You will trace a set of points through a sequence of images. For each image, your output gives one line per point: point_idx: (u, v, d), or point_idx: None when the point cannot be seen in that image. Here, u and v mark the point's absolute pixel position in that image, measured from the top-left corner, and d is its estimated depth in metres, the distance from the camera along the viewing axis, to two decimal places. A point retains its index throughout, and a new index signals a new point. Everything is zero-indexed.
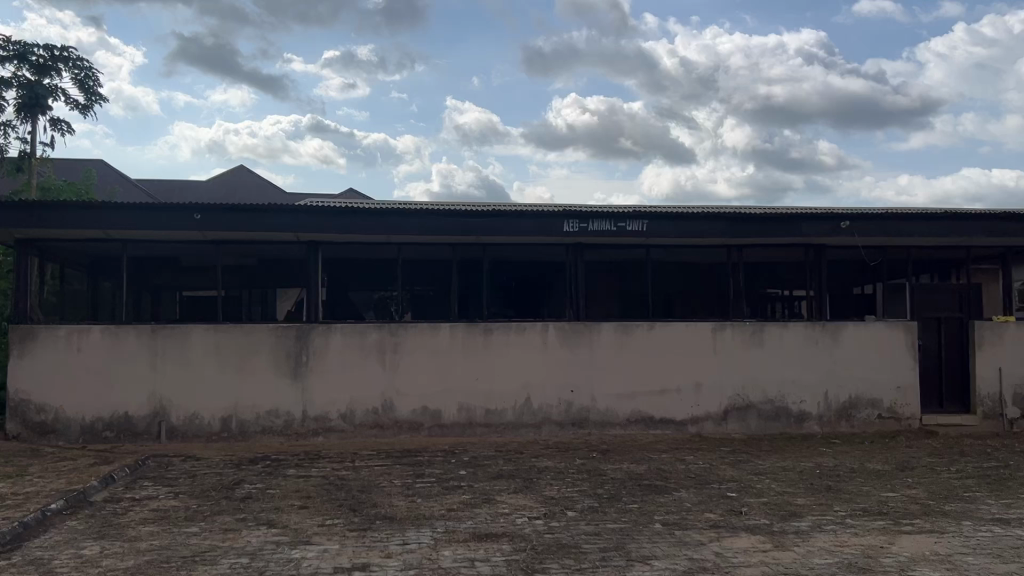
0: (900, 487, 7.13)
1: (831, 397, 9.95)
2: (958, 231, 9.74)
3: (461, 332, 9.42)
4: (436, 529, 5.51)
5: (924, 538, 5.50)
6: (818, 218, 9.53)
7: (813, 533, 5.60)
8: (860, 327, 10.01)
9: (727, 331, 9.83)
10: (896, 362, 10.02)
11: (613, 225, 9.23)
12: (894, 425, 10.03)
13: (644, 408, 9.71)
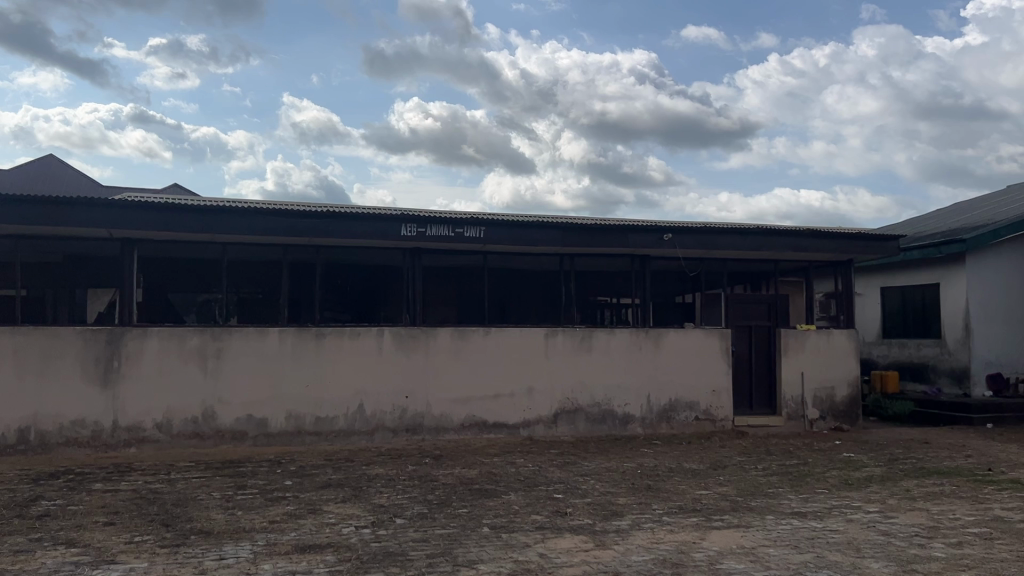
0: (713, 485, 7.57)
1: (653, 400, 10.43)
2: (769, 246, 10.50)
3: (291, 336, 9.12)
4: (256, 543, 5.28)
5: (732, 533, 5.86)
6: (645, 230, 9.99)
7: (632, 531, 5.82)
8: (680, 333, 10.57)
9: (558, 337, 10.10)
10: (711, 367, 10.67)
11: (450, 230, 9.26)
12: (709, 426, 10.65)
13: (477, 413, 9.78)
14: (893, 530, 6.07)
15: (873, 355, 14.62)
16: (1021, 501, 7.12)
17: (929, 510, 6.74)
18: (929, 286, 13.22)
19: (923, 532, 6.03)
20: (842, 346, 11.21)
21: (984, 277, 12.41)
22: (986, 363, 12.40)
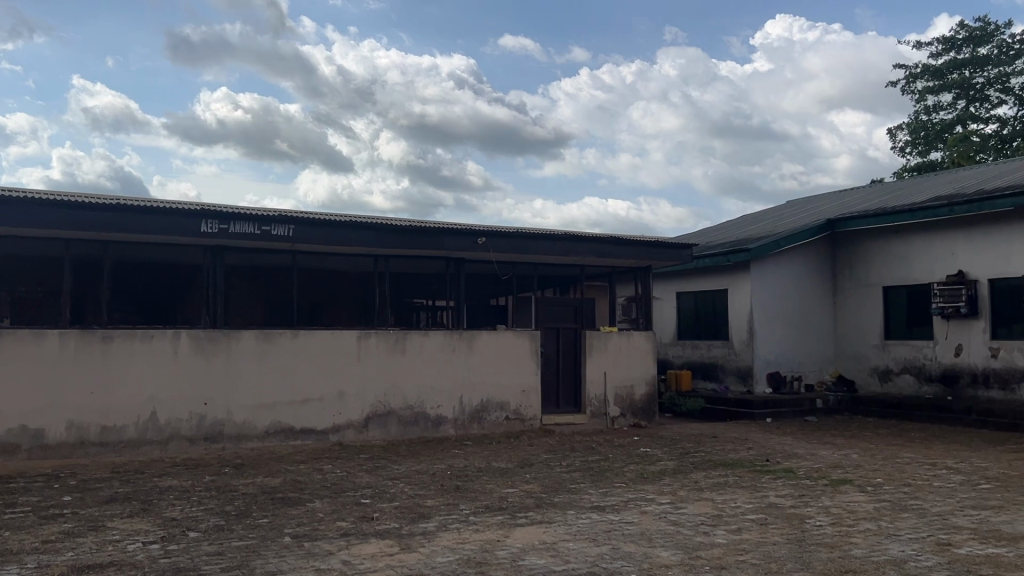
0: (519, 483, 7.75)
1: (465, 402, 10.53)
2: (577, 252, 10.92)
3: (74, 338, 8.39)
4: (25, 566, 4.79)
5: (535, 529, 6.02)
6: (459, 233, 10.06)
7: (438, 532, 5.84)
8: (492, 336, 10.74)
9: (370, 339, 9.95)
10: (521, 368, 10.92)
11: (256, 228, 8.90)
12: (518, 426, 10.90)
13: (283, 418, 9.44)
14: (682, 520, 6.49)
15: (670, 355, 15.58)
16: (792, 488, 7.84)
17: (714, 500, 7.26)
18: (719, 291, 14.27)
19: (708, 520, 6.49)
20: (642, 347, 11.85)
21: (766, 283, 13.56)
22: (767, 362, 13.54)
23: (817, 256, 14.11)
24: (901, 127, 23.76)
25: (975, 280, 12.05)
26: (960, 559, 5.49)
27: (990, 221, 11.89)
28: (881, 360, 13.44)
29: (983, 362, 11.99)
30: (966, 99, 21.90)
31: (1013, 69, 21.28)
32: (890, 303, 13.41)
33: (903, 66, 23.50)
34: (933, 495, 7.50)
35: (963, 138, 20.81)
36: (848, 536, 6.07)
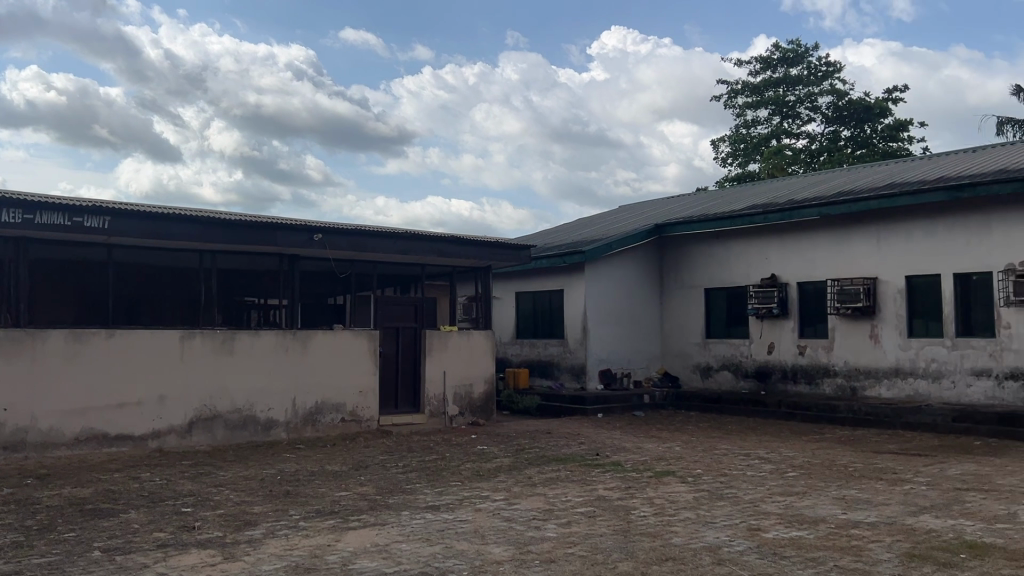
0: (352, 486, 7.60)
1: (298, 404, 10.21)
2: (417, 251, 10.84)
3: None
4: None
5: (368, 532, 5.92)
6: (294, 229, 9.74)
7: (265, 540, 5.62)
8: (328, 336, 10.48)
9: (196, 339, 9.45)
10: (357, 369, 10.72)
11: (67, 218, 8.22)
12: (354, 428, 10.69)
13: (96, 425, 8.79)
14: (514, 516, 6.59)
15: (508, 354, 15.82)
16: (620, 481, 8.15)
17: (546, 495, 7.43)
18: (555, 291, 14.63)
19: (540, 515, 6.63)
20: (481, 347, 11.96)
21: (600, 284, 14.04)
22: (599, 359, 14.02)
23: (647, 258, 14.77)
24: (723, 139, 25.30)
25: (786, 283, 13.05)
26: (767, 542, 5.91)
27: (799, 229, 12.90)
28: (703, 358, 14.25)
29: (791, 358, 12.98)
30: (780, 116, 23.65)
31: (820, 89, 23.20)
32: (712, 304, 14.25)
33: (725, 81, 25.07)
34: (746, 483, 8.03)
35: (777, 151, 22.47)
36: (669, 525, 6.39)
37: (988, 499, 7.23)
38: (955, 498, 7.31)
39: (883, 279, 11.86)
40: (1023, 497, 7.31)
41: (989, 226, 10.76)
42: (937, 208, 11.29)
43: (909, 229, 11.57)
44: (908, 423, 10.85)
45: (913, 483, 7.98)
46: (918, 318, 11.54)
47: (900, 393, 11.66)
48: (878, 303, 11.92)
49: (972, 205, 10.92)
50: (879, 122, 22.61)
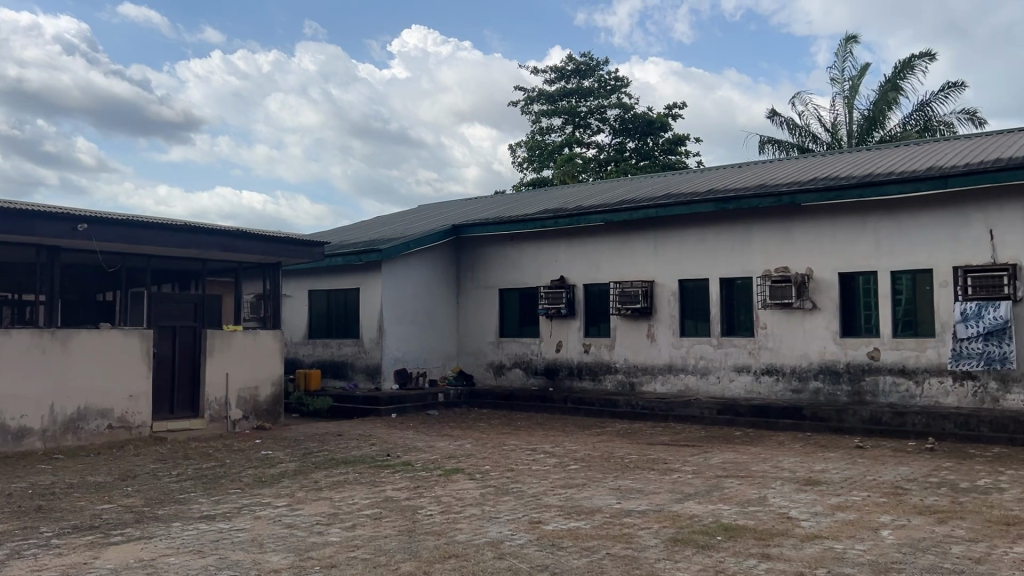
0: (117, 498, 7.02)
1: (57, 410, 9.30)
2: (199, 244, 10.21)
3: None
4: None
5: (131, 546, 5.49)
6: (54, 217, 8.89)
7: (9, 561, 5.06)
8: (93, 335, 9.62)
9: None
10: (128, 371, 9.93)
11: None
12: (123, 435, 9.90)
13: None
14: (296, 522, 6.38)
15: (299, 354, 15.34)
16: (409, 480, 8.14)
17: (331, 498, 7.26)
18: (350, 290, 14.36)
19: (323, 519, 6.47)
20: (269, 348, 11.48)
21: (395, 283, 13.93)
22: (394, 359, 13.92)
23: (443, 257, 14.86)
24: (519, 145, 26.01)
25: (573, 285, 13.64)
26: (547, 534, 6.13)
27: (586, 233, 13.51)
28: (496, 356, 14.57)
29: (577, 356, 13.57)
30: (572, 125, 24.68)
31: (609, 102, 24.49)
32: (504, 304, 14.60)
33: (522, 88, 25.81)
34: (531, 477, 8.30)
35: (569, 159, 23.43)
36: (454, 522, 6.45)
37: (743, 484, 7.95)
38: (716, 484, 7.97)
39: (660, 282, 12.70)
40: (772, 481, 8.11)
41: (750, 236, 11.83)
42: (706, 218, 12.25)
43: (683, 236, 12.48)
44: (679, 416, 11.69)
45: (680, 472, 8.61)
46: (690, 319, 12.47)
47: (673, 388, 12.53)
48: (655, 305, 12.74)
49: (736, 216, 11.94)
50: (661, 136, 24.27)
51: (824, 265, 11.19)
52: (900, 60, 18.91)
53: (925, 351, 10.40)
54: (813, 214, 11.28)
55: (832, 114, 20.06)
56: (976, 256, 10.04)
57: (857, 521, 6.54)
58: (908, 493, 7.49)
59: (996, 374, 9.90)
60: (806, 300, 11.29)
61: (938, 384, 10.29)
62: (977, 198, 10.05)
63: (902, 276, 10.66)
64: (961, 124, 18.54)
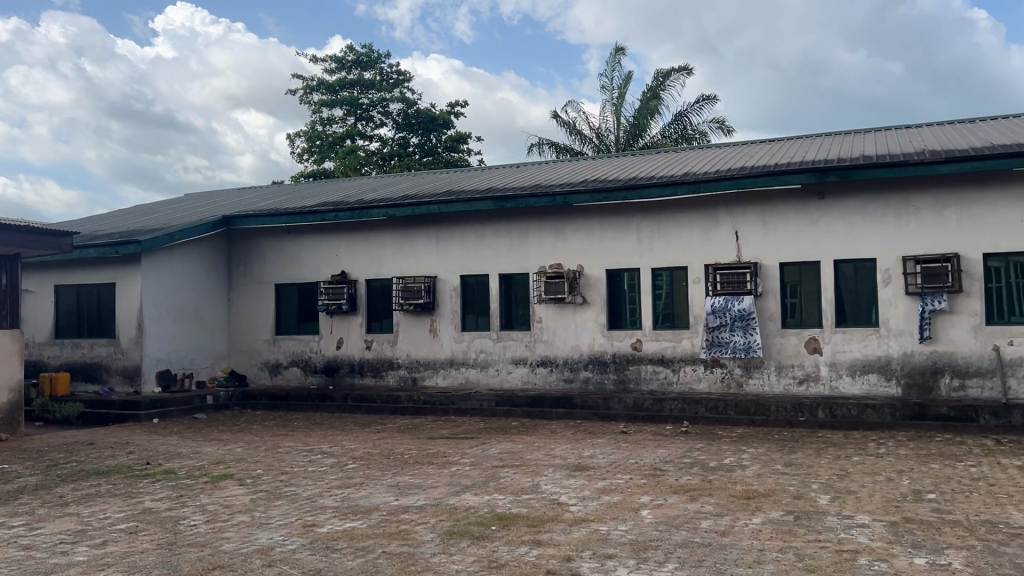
0: None
1: None
2: None
3: None
4: None
5: None
6: None
7: None
8: None
9: None
10: None
11: None
12: None
13: None
14: (35, 543, 5.73)
15: (44, 356, 13.83)
16: (170, 490, 7.56)
17: (79, 514, 6.59)
18: (105, 284, 13.16)
19: (68, 538, 5.85)
20: (5, 349, 10.25)
21: (158, 278, 12.95)
22: (157, 359, 12.93)
23: (212, 252, 14.02)
24: (298, 135, 25.16)
25: (354, 281, 13.40)
26: (320, 537, 5.95)
27: (366, 227, 13.31)
28: (271, 355, 13.99)
29: (358, 353, 13.32)
30: (354, 116, 24.23)
31: (391, 96, 24.33)
32: (281, 299, 14.05)
33: (300, 76, 24.97)
34: (306, 479, 8.03)
35: (350, 151, 22.94)
36: (221, 531, 6.09)
37: (517, 473, 8.19)
38: (492, 475, 8.16)
39: (441, 277, 12.79)
40: (544, 468, 8.42)
41: (527, 234, 12.23)
42: (486, 214, 12.49)
43: (463, 233, 12.65)
44: (459, 409, 11.83)
45: (458, 464, 8.71)
46: (470, 314, 12.68)
47: (453, 382, 12.67)
48: (436, 300, 12.80)
49: (513, 213, 12.28)
50: (443, 133, 24.50)
51: (593, 262, 11.81)
52: (660, 70, 20.41)
53: (681, 342, 11.28)
54: (584, 214, 11.85)
55: (603, 119, 21.22)
56: (725, 255, 11.04)
57: (620, 502, 6.95)
58: (665, 473, 8.09)
59: (740, 361, 10.93)
60: (577, 295, 11.83)
61: (692, 371, 11.20)
62: (725, 203, 11.05)
63: (663, 273, 11.48)
64: (712, 133, 20.33)
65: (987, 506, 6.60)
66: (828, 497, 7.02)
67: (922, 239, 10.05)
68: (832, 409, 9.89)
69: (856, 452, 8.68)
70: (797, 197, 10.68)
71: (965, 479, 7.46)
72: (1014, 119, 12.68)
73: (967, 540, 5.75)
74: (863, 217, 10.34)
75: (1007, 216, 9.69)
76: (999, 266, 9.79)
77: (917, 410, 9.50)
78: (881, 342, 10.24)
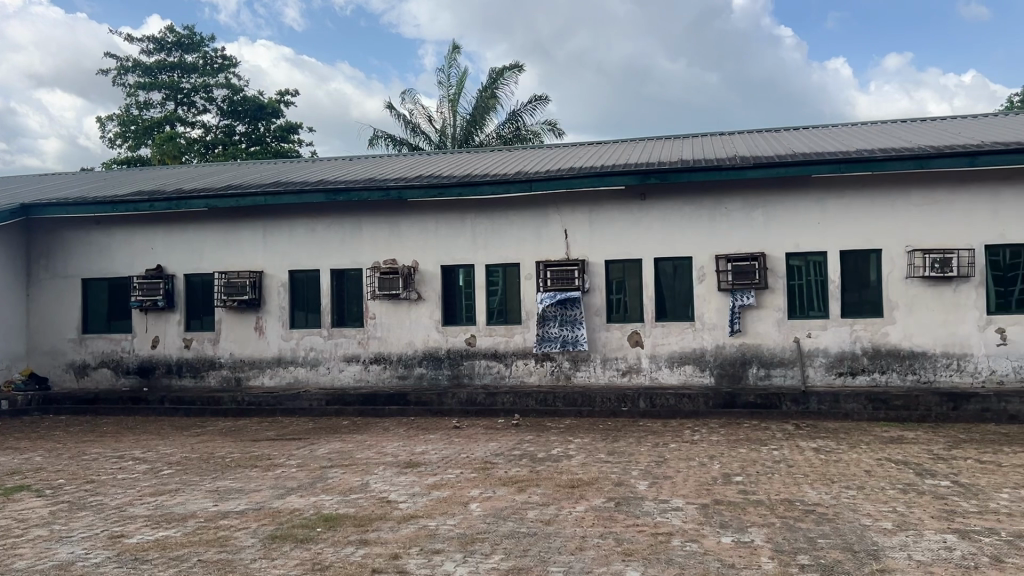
0: None
1: None
2: None
3: None
4: None
5: None
6: None
7: None
8: None
9: None
10: None
11: None
12: None
13: None
14: None
15: None
16: None
17: None
18: None
19: None
20: None
21: None
22: None
23: (8, 243, 12.80)
24: (111, 118, 23.49)
25: (173, 275, 12.65)
26: (128, 548, 5.57)
27: (187, 219, 12.61)
28: (78, 355, 12.97)
29: (176, 352, 12.59)
30: (174, 101, 22.90)
31: (215, 81, 23.22)
32: (90, 295, 13.06)
33: (113, 55, 23.32)
34: (115, 488, 7.49)
35: (170, 138, 21.62)
36: (14, 548, 5.58)
37: (346, 473, 8.03)
38: (319, 475, 7.95)
39: (268, 273, 12.33)
40: (374, 466, 8.31)
41: (358, 229, 12.02)
42: (316, 208, 12.15)
43: (292, 227, 12.25)
44: (286, 409, 11.45)
45: (284, 466, 8.43)
46: (299, 311, 12.32)
47: (280, 381, 12.25)
48: (262, 296, 12.32)
49: (345, 207, 12.02)
50: (271, 121, 23.66)
51: (427, 259, 11.78)
52: (494, 69, 20.69)
53: (513, 337, 11.46)
54: (417, 210, 11.79)
55: (439, 116, 21.20)
56: (554, 252, 11.34)
57: (449, 497, 6.97)
58: (495, 466, 8.20)
59: (569, 355, 11.25)
60: (411, 291, 11.76)
61: (523, 365, 11.42)
62: (555, 202, 11.33)
63: (496, 270, 11.64)
64: (545, 133, 20.83)
65: (786, 485, 7.17)
66: (646, 483, 7.37)
67: (733, 238, 10.77)
68: (652, 399, 10.40)
69: (672, 440, 9.17)
70: (622, 197, 11.12)
71: (768, 461, 8.06)
72: (812, 130, 13.85)
73: (768, 518, 6.21)
74: (683, 217, 10.93)
75: (806, 218, 10.57)
76: (800, 265, 10.66)
77: (727, 398, 10.18)
78: (696, 336, 10.87)
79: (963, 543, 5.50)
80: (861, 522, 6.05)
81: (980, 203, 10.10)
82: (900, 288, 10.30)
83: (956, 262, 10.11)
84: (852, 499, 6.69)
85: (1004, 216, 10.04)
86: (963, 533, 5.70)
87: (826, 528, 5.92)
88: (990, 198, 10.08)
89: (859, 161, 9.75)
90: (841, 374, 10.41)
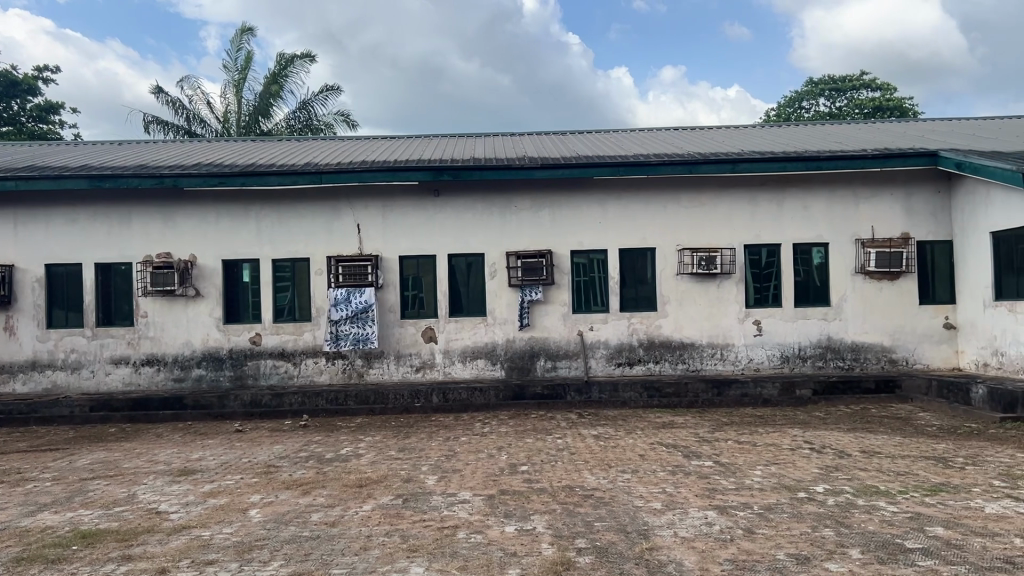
0: None
1: None
2: None
3: None
4: None
5: None
6: None
7: None
8: None
9: None
10: None
11: None
12: None
13: None
14: None
15: None
16: None
17: None
18: None
19: None
20: None
21: None
22: None
23: None
24: None
25: None
26: None
27: None
28: None
29: None
30: None
31: None
32: None
33: None
34: None
35: None
36: None
37: (110, 485, 7.38)
38: (78, 489, 7.25)
39: (21, 267, 11.11)
40: (143, 476, 7.70)
41: (129, 220, 11.12)
42: (79, 196, 11.11)
43: (50, 216, 11.12)
44: (43, 417, 10.38)
45: (36, 481, 7.60)
46: (58, 308, 11.21)
47: (36, 387, 11.08)
48: (13, 292, 11.08)
49: (113, 196, 11.08)
50: (27, 100, 21.44)
51: (206, 253, 11.12)
52: (283, 54, 19.94)
53: (302, 335, 11.09)
54: (196, 201, 11.10)
55: (223, 102, 20.11)
56: (344, 247, 11.09)
57: (226, 505, 6.60)
58: (278, 469, 7.88)
59: (361, 352, 11.05)
60: (188, 288, 11.05)
61: (313, 364, 11.09)
62: (345, 196, 11.09)
63: (283, 265, 11.22)
64: (338, 125, 20.38)
65: (567, 472, 7.47)
66: (435, 477, 7.38)
67: (521, 236, 11.06)
68: (445, 394, 10.45)
69: (463, 433, 9.27)
70: (413, 193, 11.10)
71: (552, 450, 8.35)
72: (593, 134, 14.53)
73: (549, 505, 6.42)
74: (472, 214, 11.08)
75: (589, 218, 11.07)
76: (583, 262, 11.14)
77: (516, 391, 10.43)
78: (487, 331, 11.05)
79: (721, 518, 5.97)
80: (634, 504, 6.41)
81: (739, 206, 11.07)
82: (672, 284, 11.05)
83: (719, 260, 10.99)
84: (627, 482, 7.08)
85: (760, 218, 11.07)
86: (722, 509, 6.19)
87: (602, 512, 6.22)
88: (747, 201, 11.07)
89: (636, 165, 10.34)
90: (620, 365, 11.01)
